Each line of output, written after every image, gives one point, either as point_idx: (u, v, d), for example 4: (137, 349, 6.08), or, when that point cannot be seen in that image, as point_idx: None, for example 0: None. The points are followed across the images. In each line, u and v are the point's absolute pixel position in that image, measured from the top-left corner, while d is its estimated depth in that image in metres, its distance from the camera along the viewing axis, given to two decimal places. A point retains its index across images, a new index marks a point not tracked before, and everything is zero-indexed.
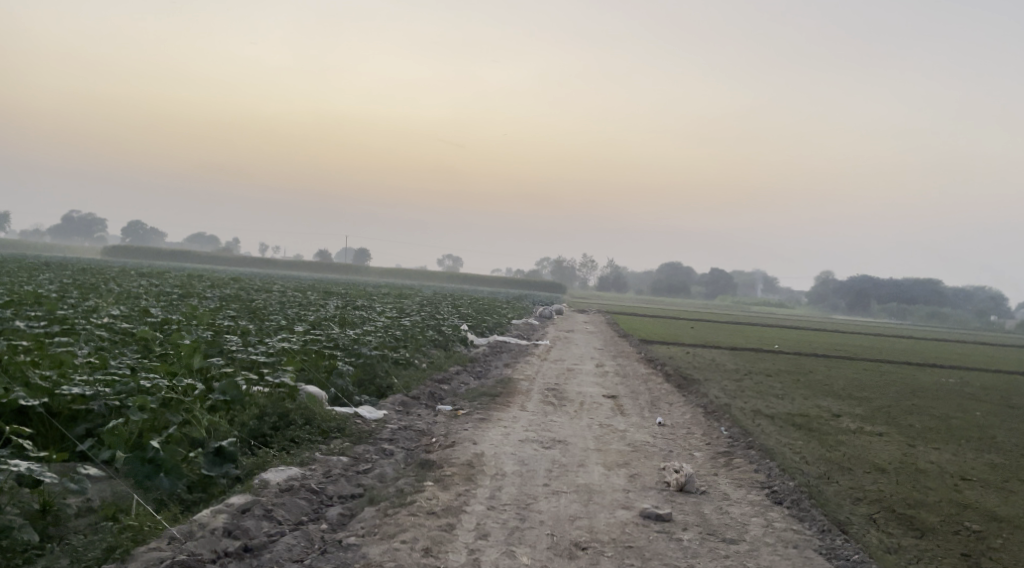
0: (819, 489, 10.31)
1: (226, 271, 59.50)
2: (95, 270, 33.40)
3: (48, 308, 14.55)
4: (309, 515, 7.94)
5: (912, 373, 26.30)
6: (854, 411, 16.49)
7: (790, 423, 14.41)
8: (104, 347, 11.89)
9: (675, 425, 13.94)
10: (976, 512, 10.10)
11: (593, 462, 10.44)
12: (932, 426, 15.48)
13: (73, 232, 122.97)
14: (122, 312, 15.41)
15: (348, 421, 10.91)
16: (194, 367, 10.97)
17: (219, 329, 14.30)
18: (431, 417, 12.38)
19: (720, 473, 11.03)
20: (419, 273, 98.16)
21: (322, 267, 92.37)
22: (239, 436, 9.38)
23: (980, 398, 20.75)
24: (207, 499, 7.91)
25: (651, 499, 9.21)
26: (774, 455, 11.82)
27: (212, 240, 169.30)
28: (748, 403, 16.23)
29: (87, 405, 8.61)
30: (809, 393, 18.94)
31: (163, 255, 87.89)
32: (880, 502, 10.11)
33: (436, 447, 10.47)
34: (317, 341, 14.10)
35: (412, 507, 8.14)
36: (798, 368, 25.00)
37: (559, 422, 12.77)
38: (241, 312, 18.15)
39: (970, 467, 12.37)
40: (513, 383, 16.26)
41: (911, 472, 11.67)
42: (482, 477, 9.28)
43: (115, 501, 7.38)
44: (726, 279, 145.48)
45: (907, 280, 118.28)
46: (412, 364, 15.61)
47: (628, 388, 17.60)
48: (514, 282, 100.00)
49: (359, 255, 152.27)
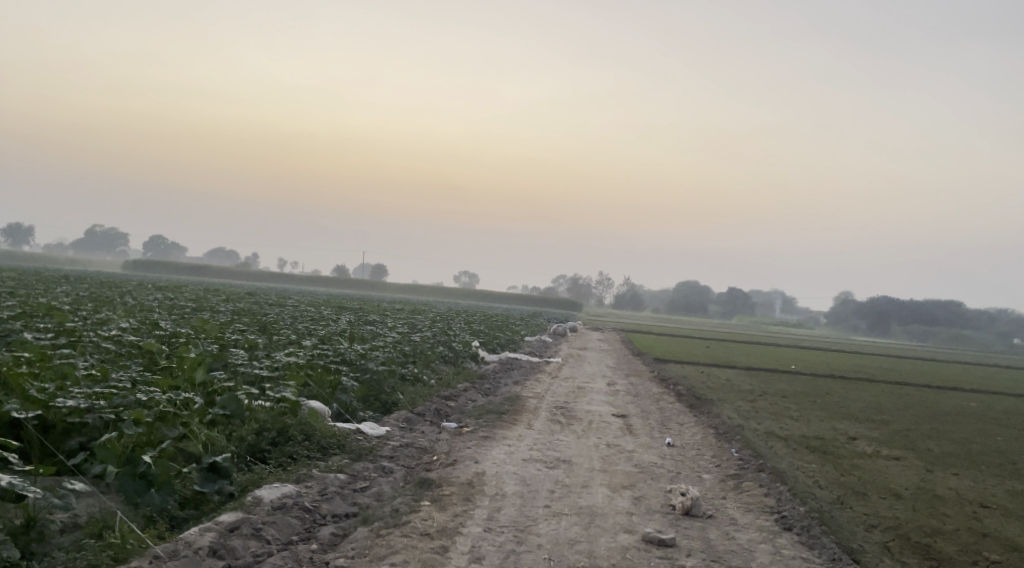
0: (831, 515, 10.01)
1: (243, 284, 59.60)
2: (112, 283, 33.40)
3: (59, 320, 14.49)
4: (301, 534, 7.75)
5: (933, 395, 25.83)
6: (870, 435, 16.16)
7: (804, 446, 14.10)
8: (108, 360, 11.75)
9: (684, 446, 13.69)
10: (995, 542, 9.76)
11: (597, 483, 10.20)
12: (951, 451, 15.11)
13: (96, 245, 124.09)
14: (132, 325, 15.32)
15: (349, 437, 10.73)
16: (196, 382, 10.82)
17: (226, 343, 14.16)
18: (434, 435, 12.19)
19: (728, 497, 10.75)
20: (435, 289, 98.02)
21: (339, 283, 92.48)
22: (236, 451, 9.22)
23: (1001, 423, 20.31)
24: (198, 516, 7.77)
25: (655, 523, 8.96)
26: (785, 478, 11.55)
27: (231, 254, 170.22)
28: (762, 424, 15.92)
29: (82, 418, 8.49)
30: (825, 415, 18.58)
31: (182, 270, 88.38)
32: (895, 530, 9.80)
33: (437, 466, 10.27)
34: (323, 356, 13.94)
35: (406, 528, 7.93)
36: (816, 389, 24.55)
37: (566, 441, 12.56)
38: (251, 325, 18.02)
39: (989, 494, 12.02)
40: (521, 401, 16.05)
41: (928, 499, 11.34)
42: (481, 498, 9.06)
43: (102, 517, 7.24)
44: (743, 299, 144.48)
45: (929, 302, 116.98)
46: (421, 381, 15.44)
47: (640, 407, 17.33)
48: (531, 298, 99.70)
49: (376, 271, 152.59)
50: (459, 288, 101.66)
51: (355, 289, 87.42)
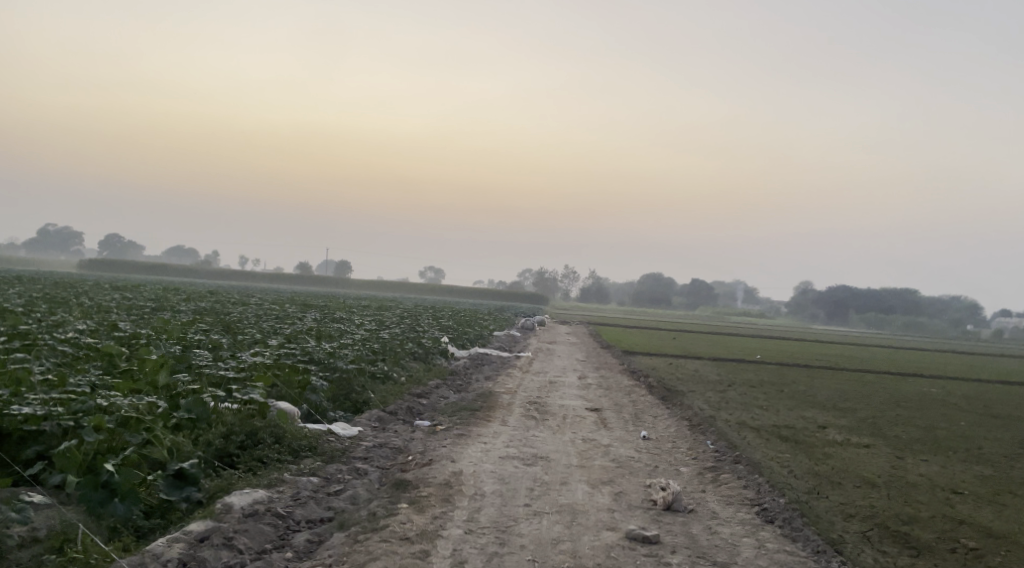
0: (810, 506, 9.91)
1: (199, 284, 58.33)
2: (69, 283, 32.36)
3: (13, 323, 13.93)
4: (274, 542, 7.46)
5: (896, 382, 26.06)
6: (839, 423, 16.15)
7: (776, 435, 14.05)
8: (65, 364, 11.29)
9: (659, 438, 13.57)
10: (972, 529, 9.73)
11: (576, 480, 10.01)
12: (919, 437, 15.17)
13: (49, 245, 121.37)
14: (90, 326, 14.78)
15: (320, 438, 10.42)
16: (159, 385, 10.44)
17: (190, 345, 13.75)
18: (408, 434, 11.92)
19: (707, 490, 10.61)
20: (398, 285, 97.16)
21: (301, 280, 91.41)
22: (203, 456, 8.85)
23: (965, 408, 20.50)
24: (165, 525, 7.45)
25: (638, 519, 8.79)
26: (762, 469, 11.45)
27: (189, 254, 167.85)
28: (733, 415, 15.85)
29: (38, 425, 8.08)
30: (794, 404, 18.60)
31: (140, 269, 86.75)
32: (873, 519, 9.74)
33: (413, 466, 10.02)
34: (291, 356, 13.60)
35: (385, 533, 7.67)
36: (782, 378, 24.64)
37: (541, 437, 12.35)
38: (214, 326, 17.49)
39: (960, 479, 12.05)
40: (493, 396, 15.83)
41: (901, 486, 11.32)
42: (460, 498, 8.82)
43: (64, 529, 6.90)
44: (706, 290, 145.66)
45: (887, 291, 118.64)
46: (391, 379, 15.14)
47: (612, 400, 17.19)
48: (495, 292, 99.20)
49: (340, 267, 151.01)
50: (421, 283, 100.93)
51: (316, 285, 86.46)
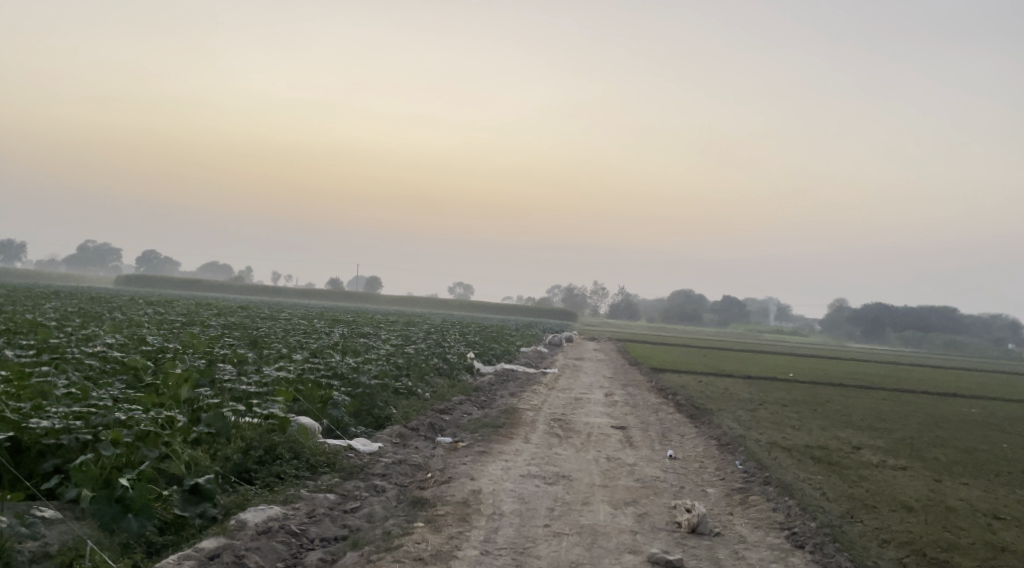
0: (843, 531, 9.60)
1: (230, 299, 58.62)
2: (102, 298, 32.61)
3: (42, 336, 13.99)
4: (286, 561, 7.37)
5: (936, 402, 25.44)
6: (874, 444, 15.74)
7: (809, 456, 13.71)
8: (91, 378, 11.30)
9: (686, 458, 13.30)
10: (1013, 556, 9.37)
11: (598, 500, 9.79)
12: (958, 460, 14.72)
13: (87, 260, 123.25)
14: (118, 340, 14.81)
15: (339, 454, 10.29)
16: (182, 399, 10.40)
17: (214, 358, 13.72)
18: (429, 450, 11.78)
19: (735, 512, 10.34)
20: (428, 301, 97.24)
21: (331, 296, 91.84)
22: (220, 471, 8.77)
23: (1007, 430, 19.91)
24: (178, 542, 7.38)
25: (660, 543, 8.55)
26: (792, 491, 11.14)
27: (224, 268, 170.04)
28: (764, 435, 15.50)
29: (57, 439, 8.05)
30: (827, 424, 18.19)
31: (173, 284, 87.51)
32: (909, 545, 9.40)
33: (431, 484, 9.86)
34: (314, 370, 13.55)
35: (397, 553, 7.52)
36: (816, 397, 24.12)
37: (564, 456, 12.13)
38: (241, 340, 17.50)
39: (1001, 504, 11.65)
40: (518, 413, 15.63)
41: (940, 510, 10.95)
42: (477, 518, 8.65)
43: (75, 545, 6.84)
44: (739, 307, 144.41)
45: (925, 309, 116.73)
46: (414, 396, 15.01)
47: (640, 419, 16.89)
48: (526, 309, 98.90)
49: (370, 284, 151.33)
50: (451, 300, 101.03)
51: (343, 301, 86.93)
